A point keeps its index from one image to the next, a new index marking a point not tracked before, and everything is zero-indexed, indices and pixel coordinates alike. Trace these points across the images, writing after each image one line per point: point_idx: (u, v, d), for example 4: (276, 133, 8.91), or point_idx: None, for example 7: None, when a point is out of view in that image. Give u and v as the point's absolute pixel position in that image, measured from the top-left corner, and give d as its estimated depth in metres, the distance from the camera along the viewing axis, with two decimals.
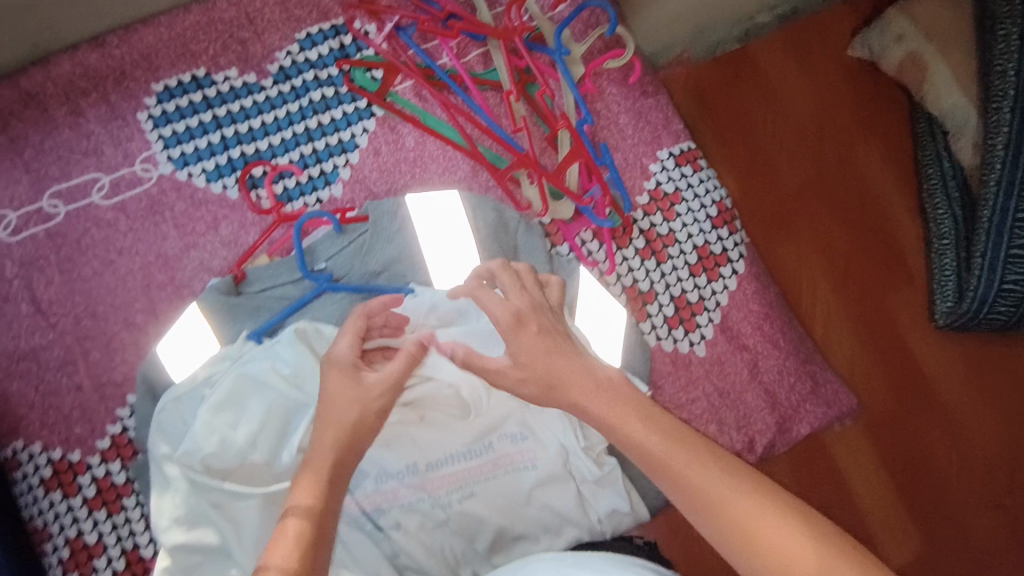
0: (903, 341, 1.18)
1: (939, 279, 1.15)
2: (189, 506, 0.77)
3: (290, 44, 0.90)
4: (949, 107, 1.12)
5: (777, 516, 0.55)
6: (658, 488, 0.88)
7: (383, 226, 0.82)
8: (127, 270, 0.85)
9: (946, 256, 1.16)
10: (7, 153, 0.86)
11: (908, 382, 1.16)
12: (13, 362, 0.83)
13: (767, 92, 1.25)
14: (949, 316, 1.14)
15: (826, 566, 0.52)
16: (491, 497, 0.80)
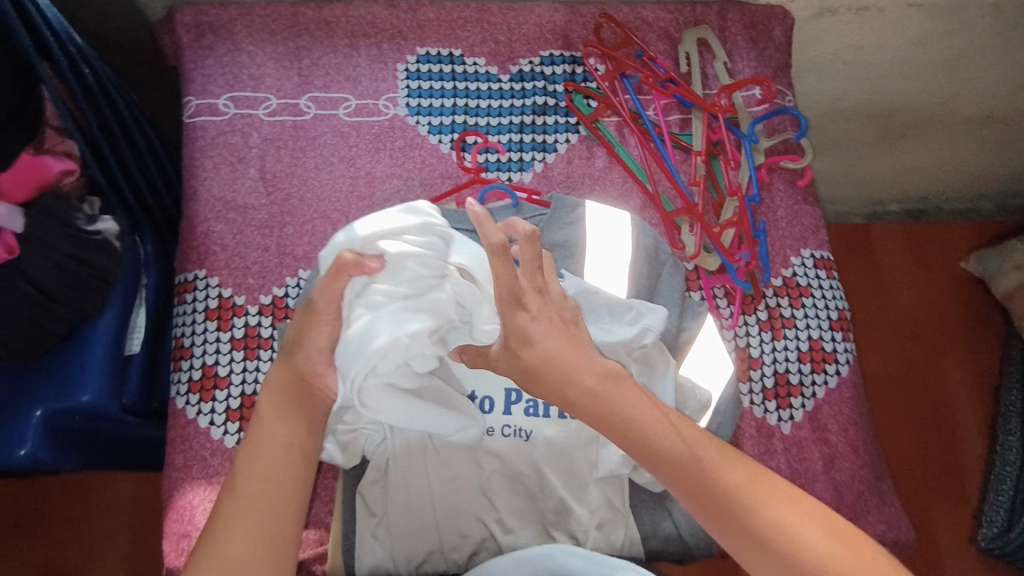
0: (934, 522, 1.39)
1: (993, 507, 1.33)
2: None
3: (534, 57, 1.09)
4: None
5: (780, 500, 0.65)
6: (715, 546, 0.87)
7: (560, 215, 0.94)
8: (340, 174, 1.00)
9: (1007, 485, 1.33)
10: (291, 57, 1.05)
11: (925, 561, 1.36)
12: (225, 209, 0.98)
13: (880, 279, 1.55)
14: (993, 541, 1.31)
15: (811, 523, 0.64)
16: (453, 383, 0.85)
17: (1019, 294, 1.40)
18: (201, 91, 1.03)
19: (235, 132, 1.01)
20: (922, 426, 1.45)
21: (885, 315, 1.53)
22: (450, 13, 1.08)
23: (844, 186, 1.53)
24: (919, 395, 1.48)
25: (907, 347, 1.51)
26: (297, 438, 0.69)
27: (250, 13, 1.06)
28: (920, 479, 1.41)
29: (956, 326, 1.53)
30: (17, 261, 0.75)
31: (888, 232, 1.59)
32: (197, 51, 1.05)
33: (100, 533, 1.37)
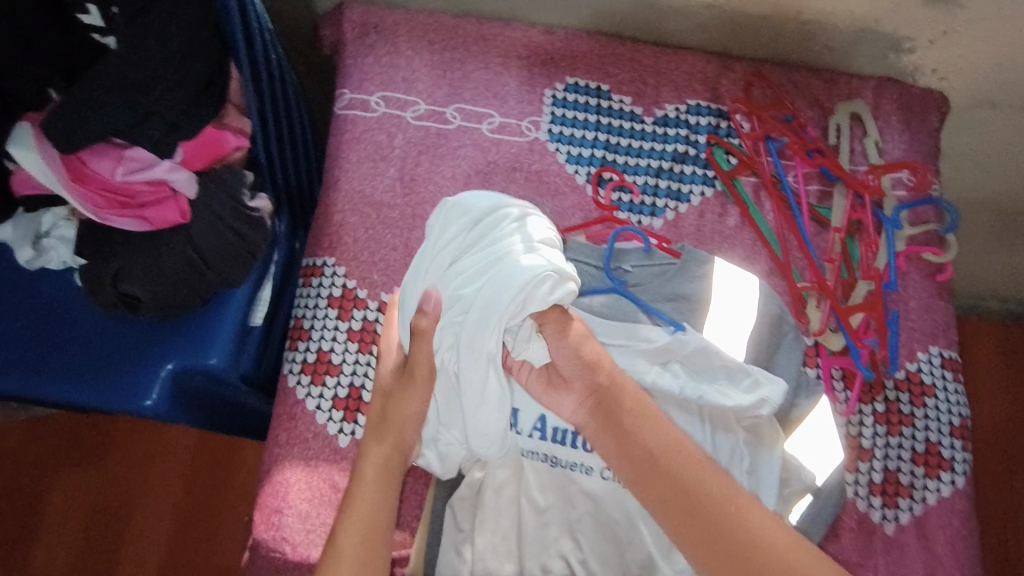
0: None
1: None
2: None
3: (681, 103, 1.07)
4: None
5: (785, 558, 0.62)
6: None
7: (689, 267, 0.93)
8: (475, 188, 1.02)
9: None
10: (444, 65, 1.07)
11: None
12: (362, 203, 1.00)
13: (977, 381, 1.48)
14: None
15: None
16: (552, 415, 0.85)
17: None
18: (356, 86, 1.06)
19: (381, 131, 1.04)
20: (1009, 541, 1.38)
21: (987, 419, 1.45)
22: (605, 47, 1.08)
23: (962, 277, 1.45)
24: (1009, 508, 1.40)
25: (1005, 456, 1.43)
26: (385, 504, 0.73)
27: (414, 18, 1.08)
28: None
29: None
30: (188, 226, 0.80)
31: (999, 331, 1.51)
32: (359, 48, 1.08)
33: (155, 478, 1.48)
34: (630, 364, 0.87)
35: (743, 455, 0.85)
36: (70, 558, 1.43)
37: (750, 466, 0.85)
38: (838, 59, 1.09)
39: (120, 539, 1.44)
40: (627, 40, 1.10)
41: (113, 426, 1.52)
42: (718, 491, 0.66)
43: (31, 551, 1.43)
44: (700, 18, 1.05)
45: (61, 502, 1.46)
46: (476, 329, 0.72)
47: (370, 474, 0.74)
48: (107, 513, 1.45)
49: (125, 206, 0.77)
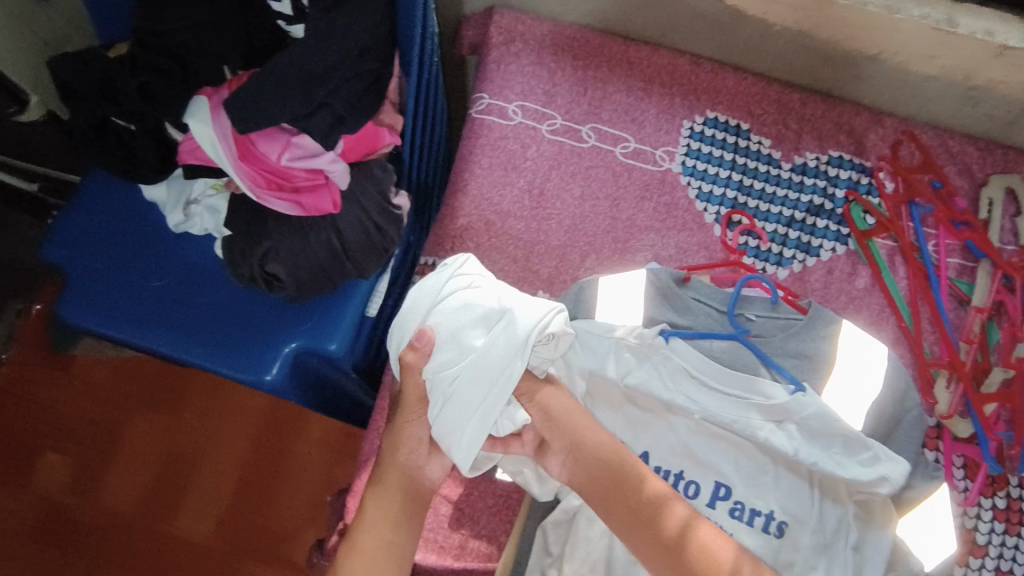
0: None
1: None
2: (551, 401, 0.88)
3: (823, 153, 1.04)
4: None
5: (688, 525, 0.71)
6: None
7: (814, 326, 0.89)
8: (601, 211, 1.01)
9: None
10: (586, 83, 1.07)
11: None
12: (489, 210, 1.00)
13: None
14: None
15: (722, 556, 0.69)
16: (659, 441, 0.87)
17: None
18: (495, 92, 1.06)
19: (516, 140, 1.04)
20: None
21: None
22: (752, 85, 1.06)
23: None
24: None
25: None
26: (396, 517, 0.77)
27: (561, 31, 1.08)
28: None
29: None
30: (336, 216, 0.82)
31: None
32: (503, 53, 1.07)
33: (222, 431, 1.47)
34: (745, 418, 0.84)
35: (850, 530, 0.82)
36: (133, 496, 1.41)
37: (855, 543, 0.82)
38: (998, 128, 1.04)
39: (181, 486, 1.42)
40: (775, 81, 1.07)
41: (186, 374, 1.52)
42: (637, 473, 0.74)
43: (95, 484, 1.40)
44: (858, 68, 1.01)
45: (130, 440, 1.44)
46: (479, 377, 0.73)
47: (375, 508, 0.77)
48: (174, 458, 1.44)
49: (281, 188, 0.79)
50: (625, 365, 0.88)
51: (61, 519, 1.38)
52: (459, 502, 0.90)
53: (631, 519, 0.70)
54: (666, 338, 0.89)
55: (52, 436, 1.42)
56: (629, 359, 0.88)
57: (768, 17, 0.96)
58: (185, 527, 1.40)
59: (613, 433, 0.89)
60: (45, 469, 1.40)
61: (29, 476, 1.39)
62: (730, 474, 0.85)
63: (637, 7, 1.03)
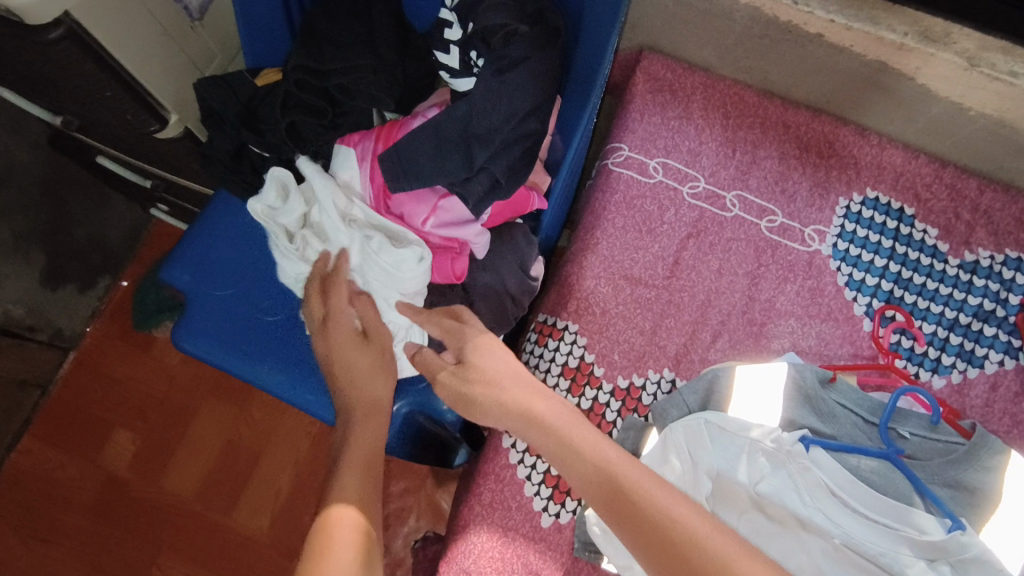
0: None
1: None
2: None
3: (999, 252, 0.93)
4: None
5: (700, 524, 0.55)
6: None
7: (980, 455, 0.79)
8: (739, 288, 0.93)
9: None
10: (735, 146, 1.00)
11: None
12: (618, 273, 0.94)
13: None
14: None
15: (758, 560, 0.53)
16: (784, 553, 0.75)
17: None
18: (636, 146, 1.00)
19: (654, 200, 0.97)
20: None
21: None
22: (922, 166, 0.97)
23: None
24: None
25: None
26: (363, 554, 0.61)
27: (714, 84, 1.01)
28: None
29: None
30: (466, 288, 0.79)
31: None
32: (648, 104, 1.01)
33: (288, 427, 1.36)
34: (885, 545, 0.74)
35: None
36: (199, 485, 1.32)
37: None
38: None
39: (243, 478, 1.33)
40: (948, 164, 0.98)
41: None
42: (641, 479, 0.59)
43: (164, 468, 1.33)
44: None
45: (202, 425, 1.36)
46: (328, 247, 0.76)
47: (338, 543, 0.61)
48: (239, 450, 1.34)
49: None
50: (758, 469, 0.80)
51: (127, 500, 1.31)
52: None
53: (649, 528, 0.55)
54: (806, 446, 0.81)
55: (128, 411, 1.36)
56: (761, 463, 0.80)
57: (963, 100, 0.88)
58: (241, 520, 1.30)
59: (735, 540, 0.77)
60: (118, 446, 1.34)
61: (104, 451, 1.33)
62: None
63: (806, 68, 0.95)
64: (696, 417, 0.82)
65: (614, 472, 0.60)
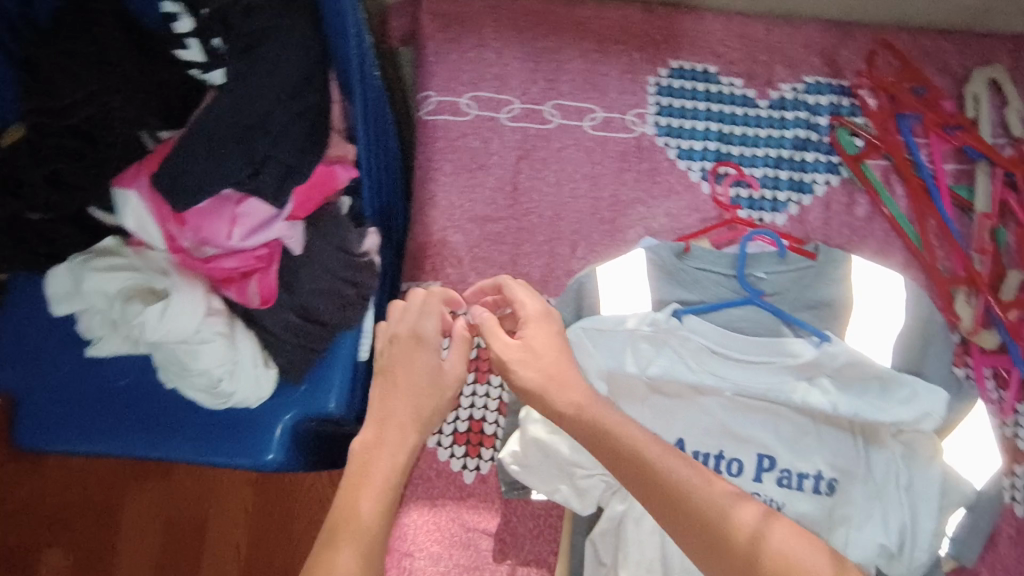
0: None
1: None
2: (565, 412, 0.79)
3: (798, 82, 0.99)
4: None
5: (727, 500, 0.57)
6: None
7: (828, 269, 0.86)
8: (581, 194, 0.94)
9: None
10: (537, 58, 0.99)
11: None
12: (462, 218, 0.93)
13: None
14: None
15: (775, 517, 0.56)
16: (685, 420, 0.81)
17: None
18: (443, 87, 0.97)
19: (476, 135, 0.96)
20: None
21: None
22: (711, 24, 1.00)
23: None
24: None
25: None
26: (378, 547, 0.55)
27: (499, 5, 1.00)
28: None
29: None
30: (292, 293, 0.73)
31: None
32: (442, 43, 0.99)
33: (224, 483, 1.28)
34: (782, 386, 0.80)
35: (900, 472, 0.79)
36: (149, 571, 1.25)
37: (909, 488, 0.78)
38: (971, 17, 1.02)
39: (195, 548, 1.26)
40: (733, 15, 1.02)
41: None
42: (647, 452, 0.59)
43: (106, 567, 1.25)
44: None
45: (132, 511, 1.27)
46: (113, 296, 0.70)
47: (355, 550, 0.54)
48: (181, 524, 1.26)
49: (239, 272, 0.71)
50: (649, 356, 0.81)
51: None
52: (500, 531, 0.82)
53: (674, 499, 0.57)
54: (680, 317, 0.83)
55: (46, 527, 1.25)
56: (645, 347, 0.82)
57: None
58: None
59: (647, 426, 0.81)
60: (51, 565, 1.24)
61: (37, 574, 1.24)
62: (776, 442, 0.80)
63: None
64: (573, 326, 0.82)
65: (616, 434, 0.60)
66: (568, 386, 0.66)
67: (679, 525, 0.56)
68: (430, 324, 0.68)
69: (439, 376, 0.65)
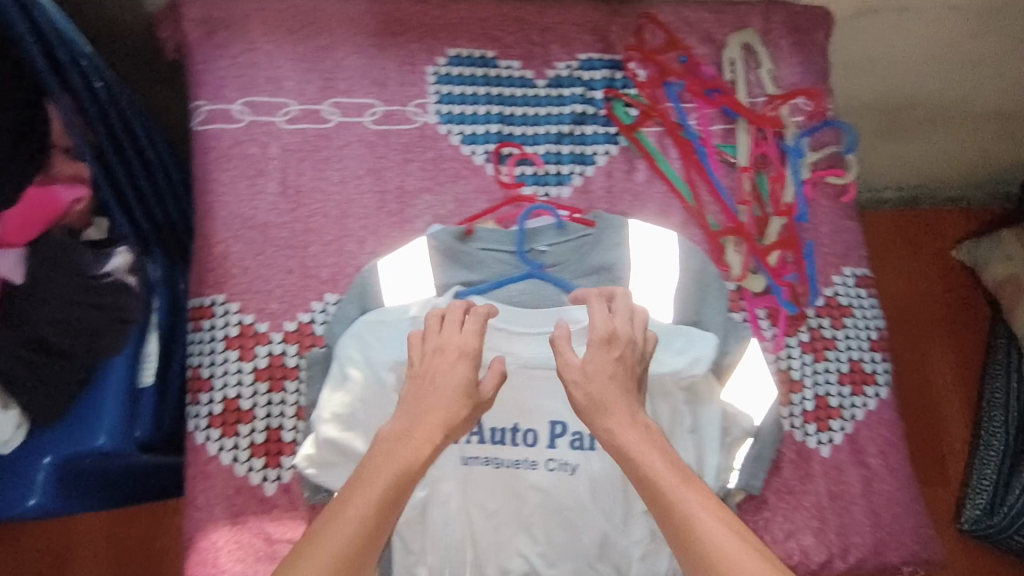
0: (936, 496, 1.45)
1: (977, 488, 1.37)
2: (353, 410, 0.81)
3: (572, 60, 1.02)
4: None
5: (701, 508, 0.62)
6: None
7: (606, 235, 0.91)
8: (368, 189, 0.95)
9: (987, 467, 1.38)
10: (311, 56, 0.97)
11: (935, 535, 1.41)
12: (244, 226, 0.91)
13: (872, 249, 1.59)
14: (976, 523, 1.37)
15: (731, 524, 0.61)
16: None
17: (1010, 284, 1.43)
18: (212, 95, 0.94)
19: (253, 142, 0.93)
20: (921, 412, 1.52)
21: (903, 300, 1.56)
22: (485, 9, 1.01)
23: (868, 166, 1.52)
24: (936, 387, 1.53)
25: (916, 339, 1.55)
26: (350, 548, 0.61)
27: (265, 5, 0.97)
28: (920, 444, 1.50)
29: (948, 316, 1.57)
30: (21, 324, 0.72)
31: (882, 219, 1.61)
32: (209, 49, 0.95)
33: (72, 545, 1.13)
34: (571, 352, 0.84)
35: (685, 416, 0.84)
36: None
37: (693, 427, 0.84)
38: None
39: None
40: None
41: None
42: (633, 447, 0.67)
43: None
44: None
45: None
46: None
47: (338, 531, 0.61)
48: None
49: None
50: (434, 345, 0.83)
51: None
52: None
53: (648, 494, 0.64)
54: (464, 299, 0.85)
55: None
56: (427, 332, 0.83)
57: None
58: None
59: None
60: None
61: None
62: (564, 408, 0.86)
63: None
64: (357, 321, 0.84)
65: (614, 434, 0.68)
66: (606, 407, 0.69)
67: (681, 541, 0.62)
68: (475, 340, 0.73)
69: (469, 390, 0.71)
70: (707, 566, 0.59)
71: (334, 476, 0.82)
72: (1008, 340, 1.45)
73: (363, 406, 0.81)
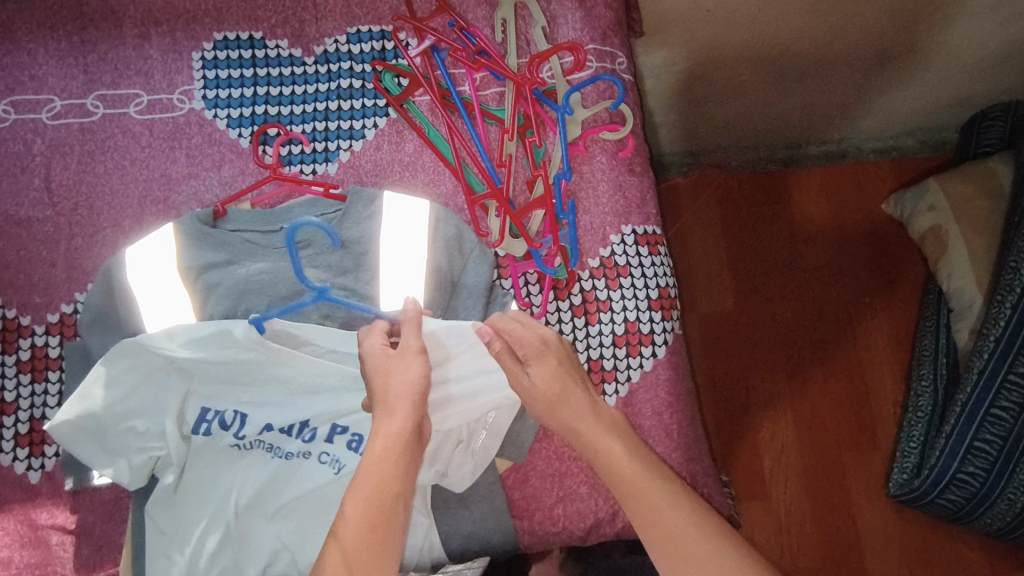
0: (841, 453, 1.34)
1: (903, 451, 1.24)
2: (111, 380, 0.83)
3: (340, 34, 1.00)
4: (956, 287, 1.24)
5: (636, 463, 0.71)
6: (515, 528, 0.89)
7: (356, 209, 0.90)
8: (132, 178, 0.96)
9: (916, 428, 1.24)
10: (75, 52, 0.98)
11: (834, 492, 1.31)
12: (9, 224, 0.94)
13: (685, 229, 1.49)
14: (902, 487, 1.22)
15: (663, 475, 0.71)
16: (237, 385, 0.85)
17: (932, 237, 1.30)
18: None
19: (16, 140, 0.95)
20: (839, 367, 1.38)
21: (812, 249, 1.44)
22: None
23: (678, 132, 1.40)
24: (859, 339, 1.40)
25: (832, 285, 1.42)
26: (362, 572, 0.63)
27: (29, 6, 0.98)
28: (837, 401, 1.36)
29: (872, 258, 1.43)
30: None
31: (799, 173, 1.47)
32: None
33: None
34: (342, 345, 0.85)
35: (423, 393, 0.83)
36: None
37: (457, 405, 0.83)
38: None
39: None
40: None
41: None
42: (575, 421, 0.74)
43: None
44: None
45: None
46: None
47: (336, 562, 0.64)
48: None
49: None
50: (218, 337, 0.82)
51: None
52: (69, 524, 0.89)
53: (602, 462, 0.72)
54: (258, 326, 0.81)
55: None
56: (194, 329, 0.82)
57: None
58: None
59: (211, 401, 0.86)
60: None
61: None
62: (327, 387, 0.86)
63: None
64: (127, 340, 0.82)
65: (562, 416, 0.75)
66: (564, 410, 0.74)
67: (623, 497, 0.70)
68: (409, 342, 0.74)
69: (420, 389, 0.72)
70: (652, 521, 0.68)
71: (89, 451, 0.84)
72: (938, 296, 1.33)
73: (127, 384, 0.84)
